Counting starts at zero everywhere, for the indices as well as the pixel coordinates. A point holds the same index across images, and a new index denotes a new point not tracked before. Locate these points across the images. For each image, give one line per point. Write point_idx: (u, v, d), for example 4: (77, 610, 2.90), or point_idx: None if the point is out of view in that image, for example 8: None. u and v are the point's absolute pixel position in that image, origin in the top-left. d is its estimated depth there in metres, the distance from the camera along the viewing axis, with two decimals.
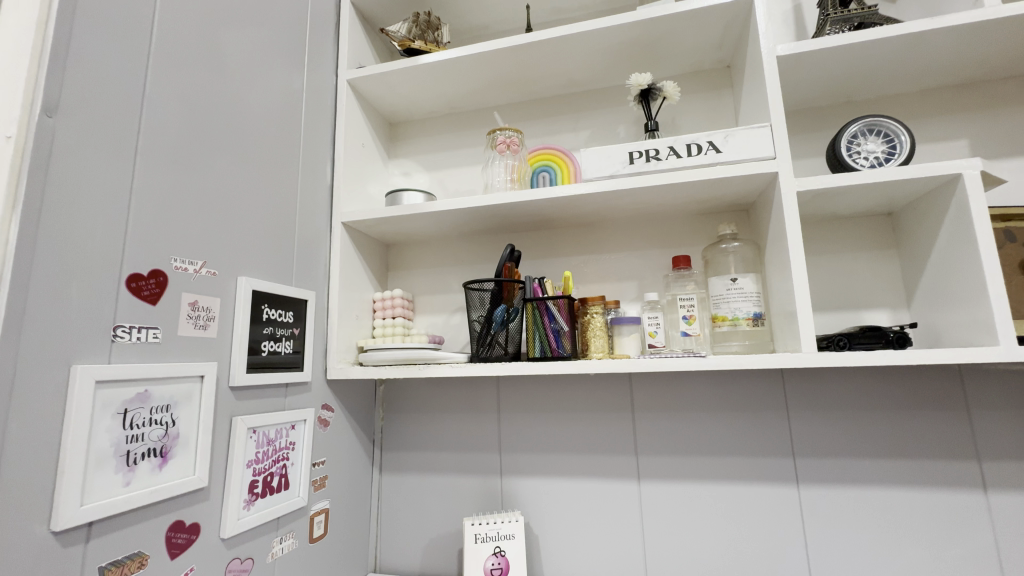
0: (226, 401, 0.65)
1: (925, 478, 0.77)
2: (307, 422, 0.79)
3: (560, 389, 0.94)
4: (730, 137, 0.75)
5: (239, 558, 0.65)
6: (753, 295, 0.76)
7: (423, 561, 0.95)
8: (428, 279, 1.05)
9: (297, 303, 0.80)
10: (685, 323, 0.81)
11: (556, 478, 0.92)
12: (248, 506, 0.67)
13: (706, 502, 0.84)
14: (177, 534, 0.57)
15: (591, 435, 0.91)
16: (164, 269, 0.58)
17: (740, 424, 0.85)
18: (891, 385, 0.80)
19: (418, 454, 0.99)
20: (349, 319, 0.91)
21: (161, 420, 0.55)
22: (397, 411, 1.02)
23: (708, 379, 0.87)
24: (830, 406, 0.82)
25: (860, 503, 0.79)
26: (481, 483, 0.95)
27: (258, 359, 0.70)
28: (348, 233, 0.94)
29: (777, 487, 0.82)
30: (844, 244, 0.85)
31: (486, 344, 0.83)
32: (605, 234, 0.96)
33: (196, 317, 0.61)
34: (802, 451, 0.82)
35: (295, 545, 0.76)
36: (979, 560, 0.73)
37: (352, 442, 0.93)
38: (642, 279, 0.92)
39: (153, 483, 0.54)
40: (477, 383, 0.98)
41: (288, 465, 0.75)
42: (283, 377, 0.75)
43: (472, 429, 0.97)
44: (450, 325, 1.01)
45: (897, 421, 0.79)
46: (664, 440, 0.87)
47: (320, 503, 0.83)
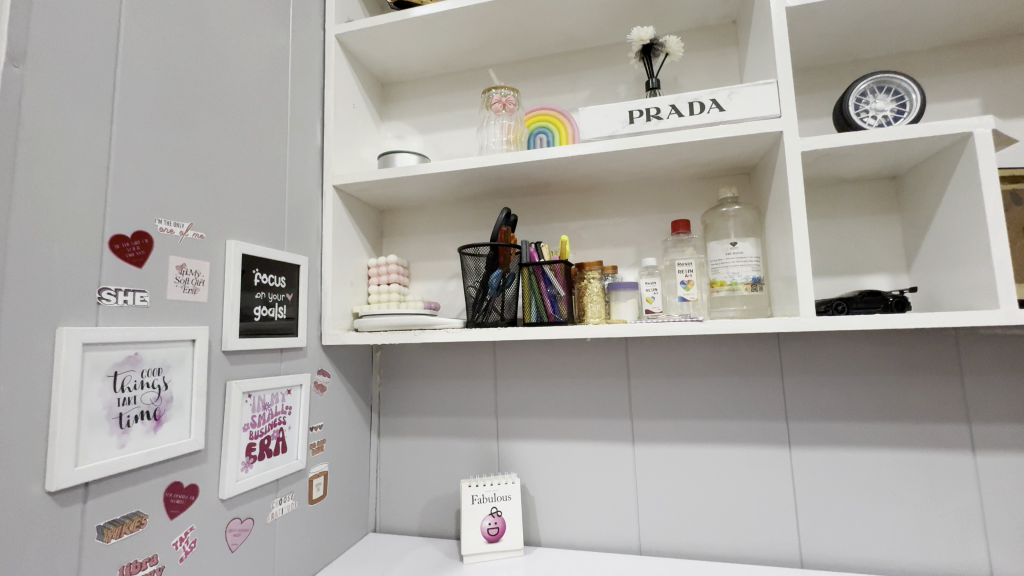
0: (220, 366, 0.64)
1: (915, 440, 0.78)
2: (303, 387, 0.79)
3: (556, 355, 0.94)
4: (734, 95, 0.72)
5: (239, 518, 0.66)
6: (752, 260, 0.75)
7: (422, 521, 0.97)
8: (423, 245, 1.03)
9: (289, 269, 0.79)
10: (682, 289, 0.80)
11: (551, 441, 0.93)
12: (246, 468, 0.67)
13: (699, 465, 0.86)
14: (176, 494, 0.58)
15: (587, 400, 0.92)
16: (149, 231, 0.56)
17: (735, 389, 0.85)
18: (887, 350, 0.80)
19: (415, 419, 1.00)
20: (343, 285, 0.90)
21: (153, 384, 0.55)
22: (394, 377, 1.02)
23: (704, 345, 0.87)
24: (826, 371, 0.82)
25: (850, 466, 0.80)
26: (478, 447, 0.96)
27: (250, 325, 0.70)
28: (340, 197, 0.91)
29: (770, 450, 0.83)
30: (847, 208, 0.83)
31: (482, 310, 0.83)
32: (603, 199, 0.94)
33: (185, 280, 0.60)
34: (796, 415, 0.83)
35: (295, 506, 0.77)
36: (963, 517, 0.75)
37: (349, 407, 0.93)
38: (640, 244, 0.91)
39: (149, 445, 0.54)
40: (474, 349, 0.98)
41: (286, 429, 0.75)
42: (277, 343, 0.74)
43: (469, 395, 0.98)
44: (446, 291, 1.00)
45: (892, 385, 0.80)
46: (659, 404, 0.88)
47: (318, 465, 0.83)
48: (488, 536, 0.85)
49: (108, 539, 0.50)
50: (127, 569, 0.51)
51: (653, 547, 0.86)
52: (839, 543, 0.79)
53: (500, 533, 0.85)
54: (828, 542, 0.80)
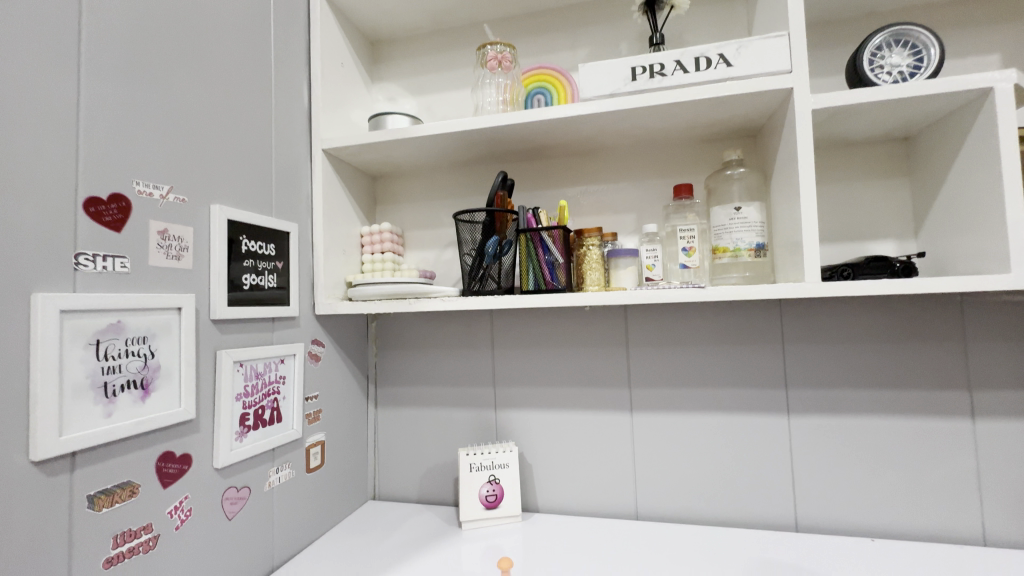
0: (209, 335, 0.63)
1: (914, 407, 0.78)
2: (297, 356, 0.78)
3: (554, 324, 0.93)
4: (743, 49, 0.68)
5: (235, 487, 0.66)
6: (756, 225, 0.73)
7: (420, 489, 0.98)
8: (418, 213, 1.00)
9: (278, 236, 0.76)
10: (684, 256, 0.78)
11: (549, 410, 0.92)
12: (241, 438, 0.67)
13: (697, 432, 0.86)
14: (168, 464, 0.57)
15: (585, 369, 0.91)
16: (126, 193, 0.53)
17: (735, 357, 0.84)
18: (890, 317, 0.79)
19: (412, 389, 0.99)
20: (335, 253, 0.87)
21: (139, 353, 0.53)
22: (389, 347, 1.01)
23: (704, 313, 0.86)
24: (827, 339, 0.81)
25: (848, 433, 0.80)
26: (475, 416, 0.96)
27: (240, 294, 0.68)
28: (330, 162, 0.88)
29: (768, 418, 0.83)
30: (855, 171, 0.81)
31: (478, 279, 0.81)
32: (603, 163, 0.90)
33: (168, 246, 0.58)
34: (796, 382, 0.82)
35: (292, 475, 0.77)
36: (959, 482, 0.76)
37: (345, 377, 0.92)
38: (640, 210, 0.88)
39: (137, 415, 0.53)
40: (470, 319, 0.97)
41: (280, 399, 0.74)
42: (269, 312, 0.72)
43: (466, 365, 0.97)
44: (442, 260, 0.98)
45: (894, 353, 0.79)
46: (657, 373, 0.87)
47: (315, 435, 0.83)
48: (486, 503, 0.85)
49: (100, 508, 0.49)
50: (121, 537, 0.51)
51: (650, 513, 0.87)
52: (834, 508, 0.80)
53: (498, 500, 0.86)
54: (824, 507, 0.80)
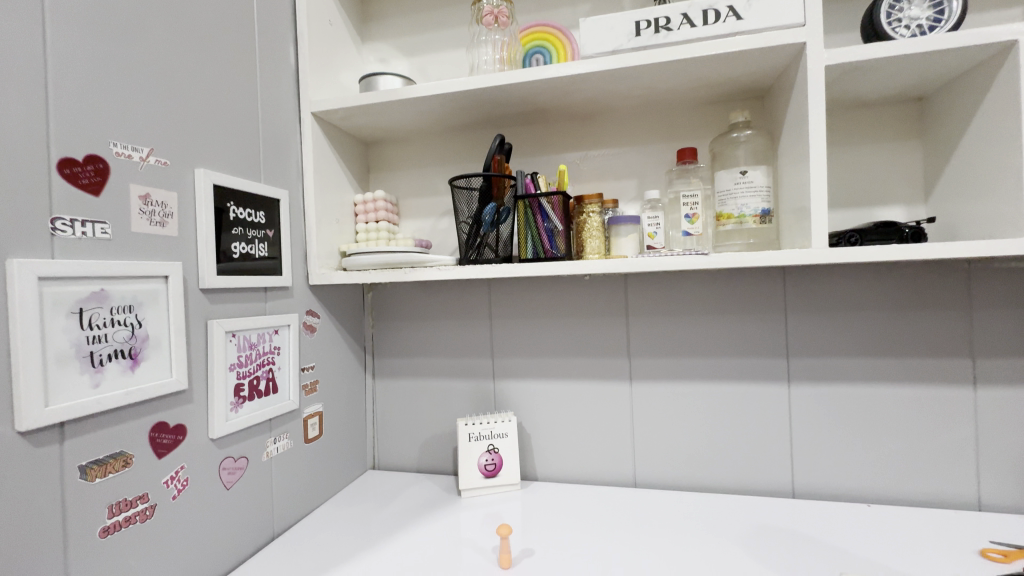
0: (199, 304, 0.61)
1: (916, 375, 0.77)
2: (292, 327, 0.77)
3: (553, 294, 0.91)
4: (754, 1, 0.64)
5: (232, 457, 0.65)
6: (763, 190, 0.71)
7: (420, 459, 0.98)
8: (413, 181, 0.97)
9: (268, 203, 0.74)
10: (687, 223, 0.75)
11: (548, 380, 0.92)
12: (236, 409, 0.66)
13: (696, 401, 0.85)
14: (162, 434, 0.56)
15: (584, 339, 0.90)
16: (103, 155, 0.51)
17: (736, 326, 0.83)
18: (896, 285, 0.77)
19: (410, 361, 0.98)
20: (328, 222, 0.85)
21: (125, 322, 0.52)
22: (386, 318, 1.00)
23: (706, 282, 0.84)
24: (830, 307, 0.79)
25: (848, 401, 0.80)
26: (474, 387, 0.95)
27: (229, 263, 0.66)
28: (320, 127, 0.84)
29: (769, 387, 0.82)
30: (866, 134, 0.78)
31: (474, 247, 0.78)
32: (603, 128, 0.87)
33: (151, 211, 0.55)
34: (797, 351, 0.81)
35: (291, 445, 0.77)
36: (957, 449, 0.76)
37: (341, 349, 0.91)
38: (642, 176, 0.85)
39: (127, 384, 0.52)
40: (467, 289, 0.95)
41: (275, 370, 0.73)
42: (261, 281, 0.70)
43: (464, 335, 0.96)
44: (438, 229, 0.96)
45: (898, 321, 0.77)
46: (657, 342, 0.86)
47: (312, 406, 0.82)
48: (485, 471, 0.85)
49: (93, 478, 0.49)
50: (116, 507, 0.51)
51: (647, 480, 0.87)
52: (831, 475, 0.80)
53: (497, 469, 0.86)
54: (820, 474, 0.81)
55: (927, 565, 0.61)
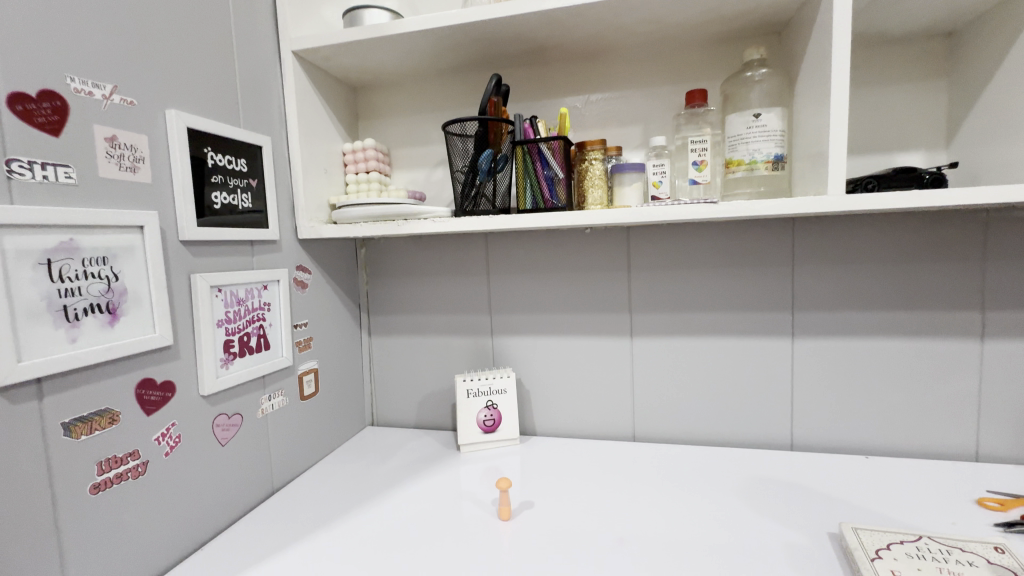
0: (180, 257, 0.58)
1: (923, 328, 0.75)
2: (281, 283, 0.74)
3: (553, 248, 0.88)
4: None
5: (225, 414, 0.64)
6: (777, 134, 0.66)
7: (418, 415, 0.98)
8: (405, 128, 0.92)
9: (249, 151, 0.69)
10: (694, 170, 0.71)
11: (548, 336, 0.90)
12: (226, 365, 0.64)
13: (698, 357, 0.84)
14: (149, 391, 0.54)
15: (584, 294, 0.88)
16: (59, 91, 0.46)
17: (741, 280, 0.81)
18: (909, 236, 0.74)
19: (406, 317, 0.96)
20: (315, 172, 0.80)
21: (100, 274, 0.49)
22: (380, 274, 0.97)
23: (712, 234, 0.81)
24: (839, 259, 0.77)
25: (851, 354, 0.78)
26: (471, 344, 0.94)
27: (211, 214, 0.62)
28: (303, 68, 0.78)
29: (772, 341, 0.81)
30: (889, 73, 0.72)
31: (471, 198, 0.75)
32: (607, 69, 0.81)
33: (119, 156, 0.51)
34: (802, 305, 0.79)
35: (286, 402, 0.76)
36: (959, 401, 0.75)
37: (335, 306, 0.89)
38: (648, 122, 0.80)
39: (108, 340, 0.49)
40: (464, 244, 0.92)
41: (266, 326, 0.71)
42: (246, 234, 0.67)
43: (461, 292, 0.93)
44: (432, 181, 0.91)
45: (909, 273, 0.75)
46: (659, 297, 0.84)
47: (307, 363, 0.81)
48: (484, 427, 0.85)
49: (78, 436, 0.47)
50: (106, 464, 0.49)
51: (646, 435, 0.88)
52: (830, 428, 0.80)
53: (496, 425, 0.86)
54: (820, 427, 0.81)
55: (924, 514, 0.61)
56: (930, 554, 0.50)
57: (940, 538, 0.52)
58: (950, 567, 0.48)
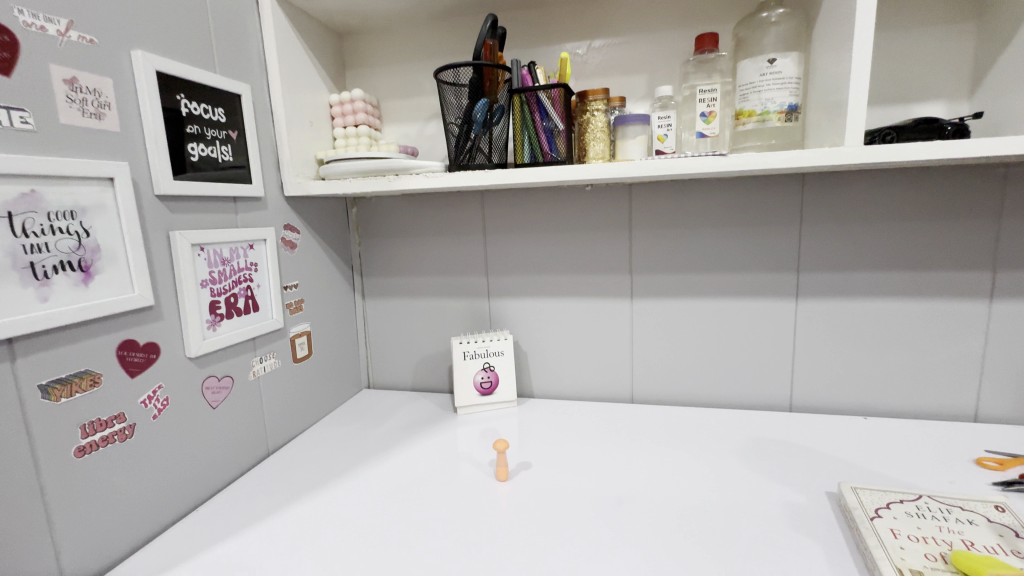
0: (156, 212, 0.54)
1: (930, 289, 0.73)
2: (268, 242, 0.71)
3: (551, 206, 0.84)
4: None
5: (215, 377, 0.62)
6: (792, 82, 0.62)
7: (414, 377, 0.97)
8: (395, 79, 0.87)
9: (228, 100, 0.64)
10: (702, 122, 0.67)
11: (545, 298, 0.88)
12: (213, 327, 0.62)
13: (699, 318, 0.82)
14: (131, 353, 0.52)
15: (584, 255, 0.85)
16: (7, 26, 0.41)
17: (746, 240, 0.78)
18: (923, 192, 0.71)
19: (400, 279, 0.94)
20: (300, 125, 0.76)
21: (69, 230, 0.46)
22: (373, 235, 0.93)
23: (718, 191, 0.77)
24: (848, 217, 0.74)
25: (856, 316, 0.77)
26: (467, 306, 0.92)
27: (188, 168, 0.58)
28: (283, 9, 0.72)
29: (775, 303, 0.79)
30: (913, 14, 0.67)
31: (465, 151, 0.71)
32: (611, 11, 0.76)
33: (82, 100, 0.47)
34: (808, 265, 0.77)
35: (278, 364, 0.74)
36: (962, 362, 0.74)
37: (326, 267, 0.86)
38: (653, 71, 0.76)
39: (83, 299, 0.47)
40: (459, 202, 0.88)
41: (254, 287, 0.68)
42: (228, 190, 0.63)
43: (456, 253, 0.90)
44: (425, 136, 0.87)
45: (920, 232, 0.72)
46: (661, 258, 0.82)
47: (299, 325, 0.79)
48: (481, 389, 0.84)
49: (58, 398, 0.45)
50: (91, 427, 0.48)
51: (644, 396, 0.87)
52: (829, 389, 0.80)
53: (493, 387, 0.85)
54: (819, 388, 0.80)
55: (922, 473, 0.61)
56: (930, 513, 0.49)
57: (940, 497, 0.52)
58: (949, 526, 0.47)
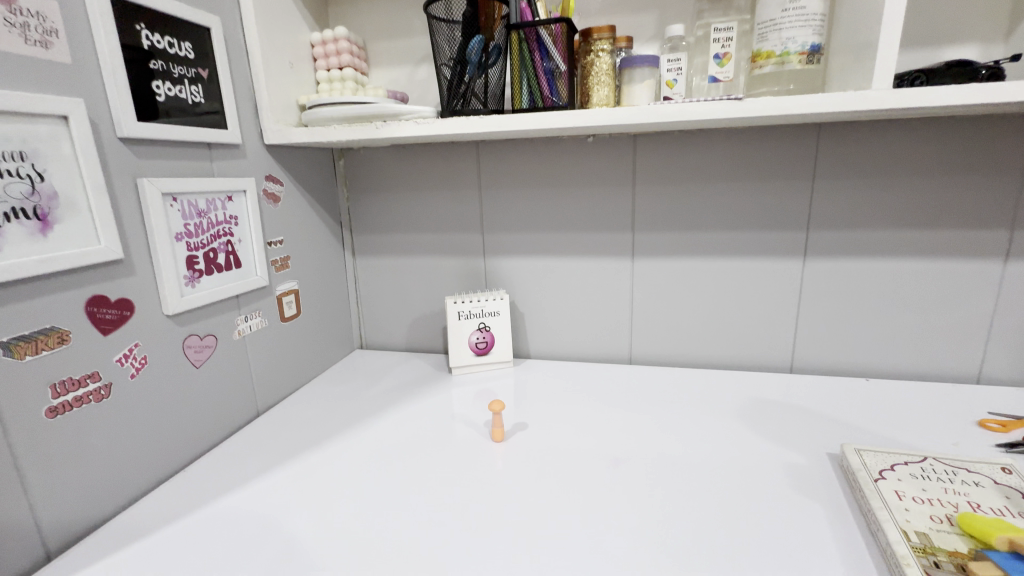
0: (120, 157, 0.50)
1: (945, 248, 0.71)
2: (249, 194, 0.66)
3: (551, 159, 0.80)
4: None
5: (197, 335, 0.60)
6: (816, 19, 0.57)
7: (408, 338, 0.95)
8: (382, 16, 0.79)
9: (196, 33, 0.58)
10: (715, 66, 0.62)
11: (543, 257, 0.85)
12: (192, 284, 0.58)
13: (702, 278, 0.80)
14: (103, 309, 0.49)
15: (584, 211, 0.81)
16: None
17: (755, 195, 0.74)
18: (947, 144, 0.67)
19: (392, 236, 0.90)
20: (279, 66, 0.70)
21: (19, 173, 0.41)
22: (362, 189, 0.89)
23: (728, 143, 0.73)
24: (864, 172, 0.70)
25: (865, 276, 0.74)
26: (462, 265, 0.88)
27: (155, 110, 0.53)
28: None
29: (782, 262, 0.76)
30: None
31: (460, 96, 0.65)
32: None
33: (24, 25, 0.42)
34: (818, 223, 0.73)
35: (265, 324, 0.71)
36: (970, 324, 0.72)
37: (313, 222, 0.82)
38: (664, 8, 0.69)
39: (43, 251, 0.43)
40: (453, 154, 0.83)
41: (234, 242, 0.65)
42: (201, 135, 0.58)
43: (450, 208, 0.86)
44: (415, 81, 0.80)
45: (939, 188, 0.68)
46: (665, 214, 0.78)
47: (285, 283, 0.75)
48: (476, 349, 0.82)
49: (23, 356, 0.43)
50: (62, 387, 0.46)
51: (643, 357, 0.85)
52: (832, 351, 0.78)
53: (489, 347, 0.83)
54: (822, 350, 0.78)
55: (924, 435, 0.60)
56: (935, 475, 0.48)
57: (945, 459, 0.51)
58: (955, 488, 0.46)
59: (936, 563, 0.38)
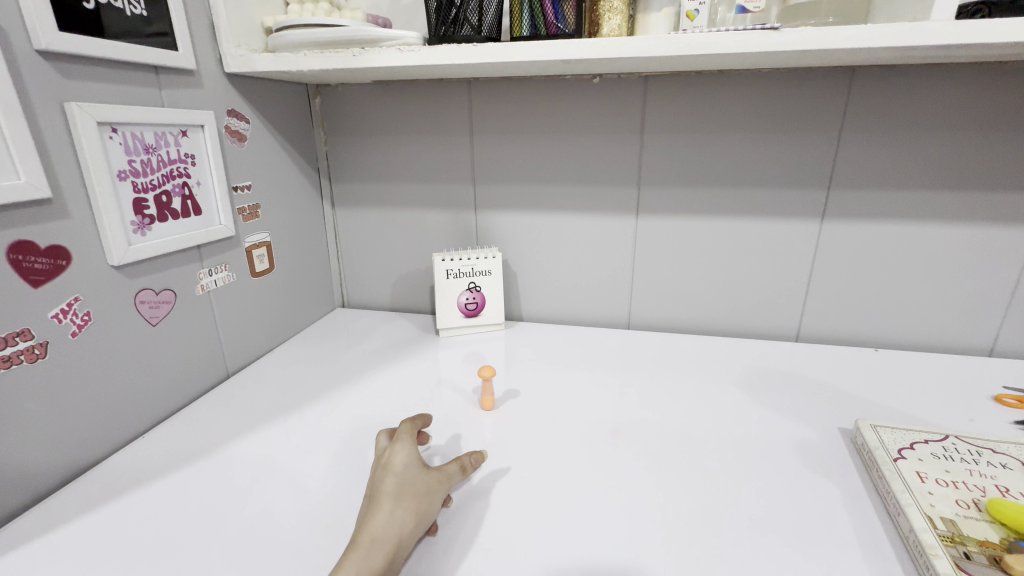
0: (41, 75, 0.42)
1: (974, 212, 0.65)
2: (207, 130, 0.58)
3: (551, 102, 0.72)
4: None
5: (151, 290, 0.53)
6: None
7: (393, 297, 0.89)
8: None
9: None
10: None
11: (539, 213, 0.78)
12: (142, 231, 0.51)
13: (709, 240, 0.74)
14: (30, 258, 0.42)
15: (586, 163, 0.74)
16: None
17: (774, 149, 0.67)
18: (993, 94, 0.60)
19: (375, 186, 0.82)
20: None
21: None
22: (341, 132, 0.80)
23: (748, 89, 0.66)
24: (897, 125, 0.63)
25: (884, 240, 0.69)
26: (451, 219, 0.82)
27: (84, 21, 0.44)
28: None
29: (797, 223, 0.70)
30: None
31: (450, 21, 0.57)
32: None
33: None
34: (841, 182, 0.67)
35: (233, 278, 0.65)
36: (990, 294, 0.68)
37: (285, 168, 0.74)
38: None
39: None
40: (441, 94, 0.75)
41: (192, 186, 0.57)
42: (145, 56, 0.50)
43: (439, 156, 0.78)
44: (400, 7, 0.71)
45: (975, 146, 0.62)
46: (674, 168, 0.71)
47: (255, 234, 0.68)
48: (466, 311, 0.77)
49: None
50: None
51: (641, 322, 0.81)
52: (841, 320, 0.74)
53: (479, 308, 0.78)
54: (831, 319, 0.74)
55: (937, 410, 0.57)
56: (958, 456, 0.45)
57: (968, 438, 0.47)
58: (980, 470, 0.43)
59: (967, 554, 0.35)
